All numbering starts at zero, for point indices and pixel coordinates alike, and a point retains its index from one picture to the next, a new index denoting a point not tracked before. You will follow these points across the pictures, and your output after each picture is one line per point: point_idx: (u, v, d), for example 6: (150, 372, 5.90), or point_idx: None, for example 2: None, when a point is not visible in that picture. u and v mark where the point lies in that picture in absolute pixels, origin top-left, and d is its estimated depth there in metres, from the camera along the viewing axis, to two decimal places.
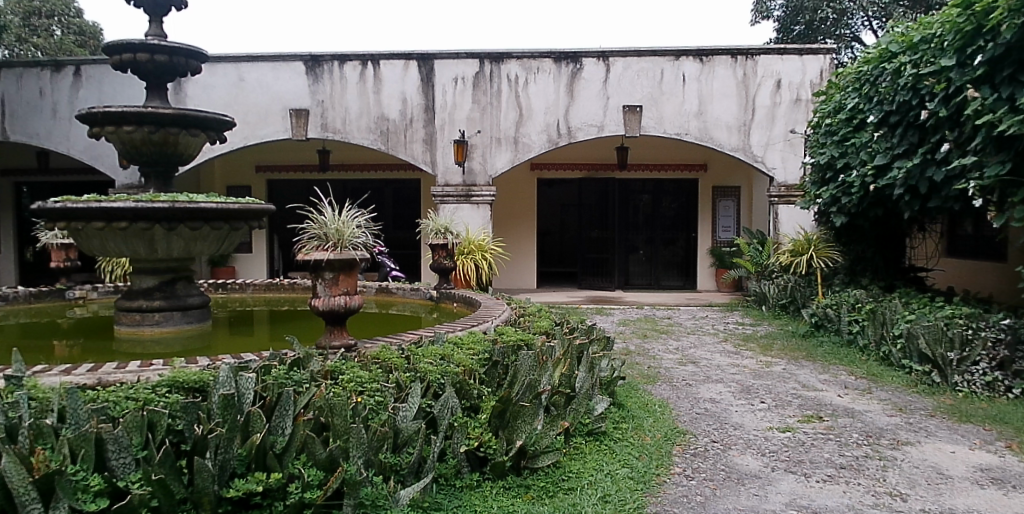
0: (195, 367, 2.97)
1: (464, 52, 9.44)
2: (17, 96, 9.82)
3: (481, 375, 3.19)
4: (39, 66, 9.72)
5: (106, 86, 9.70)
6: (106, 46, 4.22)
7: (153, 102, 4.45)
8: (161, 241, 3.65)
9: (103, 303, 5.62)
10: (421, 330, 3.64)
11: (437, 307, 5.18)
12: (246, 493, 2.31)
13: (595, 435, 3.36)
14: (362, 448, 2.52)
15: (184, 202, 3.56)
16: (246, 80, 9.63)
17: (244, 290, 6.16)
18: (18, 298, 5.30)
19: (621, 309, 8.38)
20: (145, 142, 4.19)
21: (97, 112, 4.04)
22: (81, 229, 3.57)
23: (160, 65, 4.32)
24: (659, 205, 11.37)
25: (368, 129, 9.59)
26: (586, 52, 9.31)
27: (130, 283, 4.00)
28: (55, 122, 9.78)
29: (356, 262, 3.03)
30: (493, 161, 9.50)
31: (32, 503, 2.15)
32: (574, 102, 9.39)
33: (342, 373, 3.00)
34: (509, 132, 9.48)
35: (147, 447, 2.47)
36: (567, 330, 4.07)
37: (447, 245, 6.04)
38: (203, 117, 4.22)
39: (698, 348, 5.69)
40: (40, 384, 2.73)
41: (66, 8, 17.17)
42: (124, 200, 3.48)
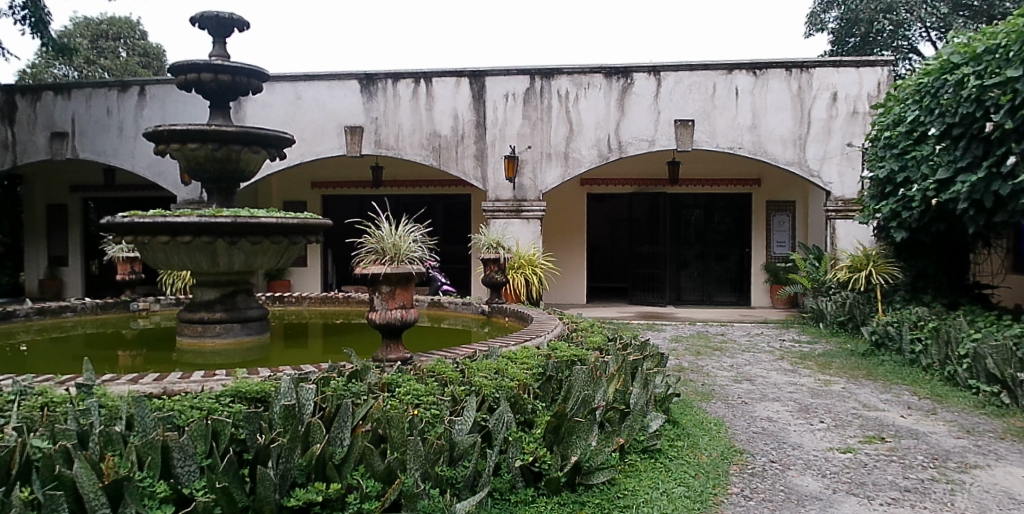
0: (257, 378, 3.02)
1: (515, 69, 9.55)
2: (86, 115, 10.23)
3: (536, 390, 3.18)
4: (107, 86, 10.14)
5: (169, 105, 10.07)
6: (172, 67, 4.36)
7: (217, 121, 4.59)
8: (222, 254, 3.73)
9: (165, 315, 5.76)
10: (473, 345, 3.62)
11: (488, 321, 5.19)
12: (306, 503, 2.34)
13: (650, 453, 3.29)
14: (419, 461, 2.53)
15: (245, 217, 3.64)
16: (303, 99, 9.89)
17: (300, 303, 6.28)
18: (86, 309, 5.49)
19: (673, 325, 8.28)
20: (208, 159, 4.31)
21: (163, 131, 4.17)
22: (147, 243, 3.67)
23: (223, 84, 4.45)
24: (711, 220, 11.26)
25: (420, 145, 9.74)
26: (637, 66, 9.33)
27: (193, 295, 4.10)
28: (121, 140, 10.17)
29: (413, 276, 3.02)
30: (544, 176, 9.53)
31: (102, 508, 2.23)
32: (625, 117, 9.40)
33: (398, 385, 3.03)
34: (559, 147, 9.53)
35: (211, 455, 2.55)
36: (620, 346, 4.01)
37: (498, 259, 6.04)
38: (264, 134, 4.31)
39: (754, 366, 5.58)
40: (109, 392, 2.84)
41: (132, 31, 18.74)
42: (187, 215, 3.58)
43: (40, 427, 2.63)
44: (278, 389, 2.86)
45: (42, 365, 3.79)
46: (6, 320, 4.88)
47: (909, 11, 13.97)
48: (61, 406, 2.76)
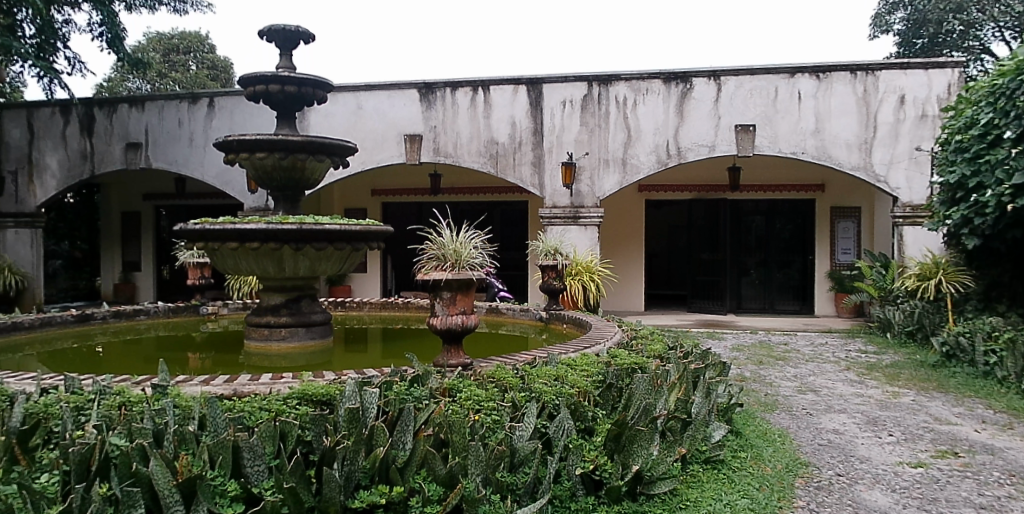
0: (322, 381, 3.07)
1: (573, 75, 9.57)
2: (160, 126, 10.63)
3: (596, 397, 3.16)
4: (178, 98, 10.55)
5: (237, 116, 10.40)
6: (242, 79, 4.50)
7: (283, 131, 4.72)
8: (287, 261, 3.83)
9: (233, 318, 5.92)
10: (533, 351, 3.62)
11: (546, 328, 5.20)
12: (370, 505, 2.41)
13: (713, 463, 3.22)
14: (480, 466, 2.56)
15: (310, 224, 3.72)
16: (364, 108, 10.11)
17: (360, 309, 6.38)
18: (159, 312, 5.70)
19: (733, 334, 8.14)
20: (275, 168, 4.44)
21: (233, 141, 4.31)
22: (217, 249, 3.79)
23: (290, 95, 4.57)
24: (773, 227, 11.08)
25: (478, 153, 9.84)
26: (697, 71, 9.23)
27: (259, 300, 4.21)
28: (192, 150, 10.55)
29: (474, 282, 3.04)
30: (601, 183, 9.53)
31: (176, 506, 2.33)
32: (684, 122, 9.31)
33: (459, 390, 3.05)
34: (617, 153, 9.51)
35: (279, 455, 2.63)
36: (681, 354, 3.95)
37: (557, 265, 6.02)
38: (328, 143, 4.40)
39: (818, 376, 5.45)
40: (183, 393, 2.94)
41: (201, 44, 19.69)
42: (255, 222, 3.68)
43: (118, 425, 2.75)
44: (343, 392, 2.92)
45: (114, 365, 3.95)
46: (85, 322, 5.11)
47: (981, 10, 13.57)
48: (138, 405, 2.88)
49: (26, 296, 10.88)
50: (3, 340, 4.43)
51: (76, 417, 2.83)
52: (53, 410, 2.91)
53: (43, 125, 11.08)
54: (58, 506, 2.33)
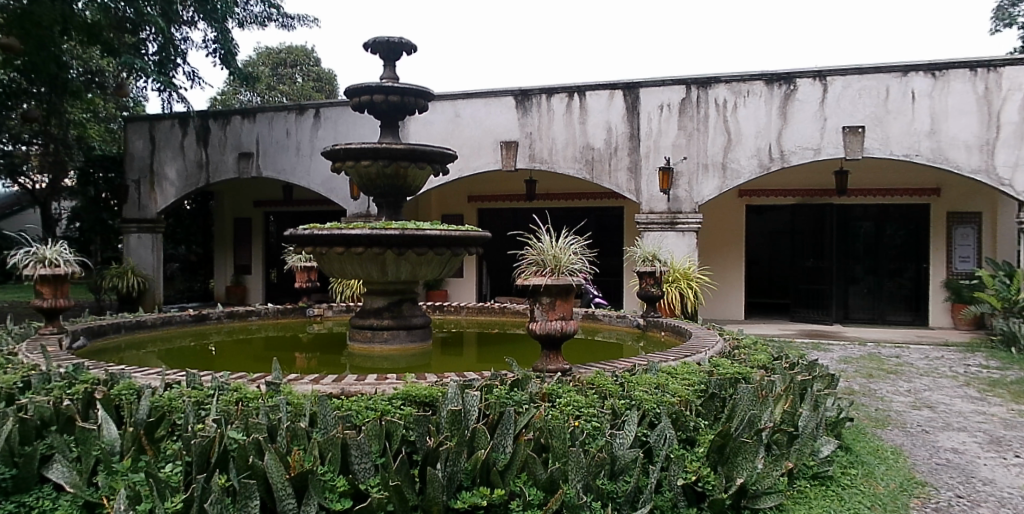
0: (425, 382, 3.16)
1: (670, 79, 9.48)
2: (270, 136, 11.17)
3: (698, 407, 3.11)
4: (287, 110, 11.07)
5: (341, 126, 10.81)
6: (349, 90, 4.68)
7: (386, 139, 4.87)
8: (390, 265, 3.93)
9: (336, 321, 6.13)
10: (633, 358, 3.59)
11: (644, 335, 5.17)
12: (472, 506, 2.45)
13: (821, 480, 3.10)
14: (581, 472, 2.54)
15: (412, 230, 3.82)
16: (462, 116, 10.32)
17: (458, 312, 6.54)
18: (270, 314, 5.97)
19: (840, 346, 7.80)
20: (379, 175, 4.59)
21: (340, 150, 4.48)
22: (324, 253, 3.95)
23: (394, 104, 4.72)
24: (883, 233, 10.60)
25: (573, 159, 9.87)
26: (801, 72, 8.96)
27: (363, 302, 4.35)
28: (298, 159, 11.04)
29: (573, 287, 3.03)
30: (700, 188, 9.39)
31: (288, 499, 2.46)
32: (787, 125, 9.05)
33: (558, 396, 3.06)
34: (717, 157, 9.34)
35: (384, 454, 2.72)
36: (787, 365, 3.83)
37: (654, 272, 5.92)
38: (429, 150, 4.50)
39: (934, 391, 5.16)
40: (295, 391, 3.08)
41: (307, 58, 20.90)
42: (359, 228, 3.81)
43: (236, 419, 2.90)
44: (445, 394, 2.99)
45: (224, 364, 4.19)
46: (201, 322, 5.43)
47: None
48: (254, 400, 3.03)
49: (146, 297, 11.68)
50: (128, 338, 4.80)
51: (197, 410, 2.99)
52: (176, 403, 3.08)
53: (163, 137, 11.84)
54: (180, 498, 2.46)
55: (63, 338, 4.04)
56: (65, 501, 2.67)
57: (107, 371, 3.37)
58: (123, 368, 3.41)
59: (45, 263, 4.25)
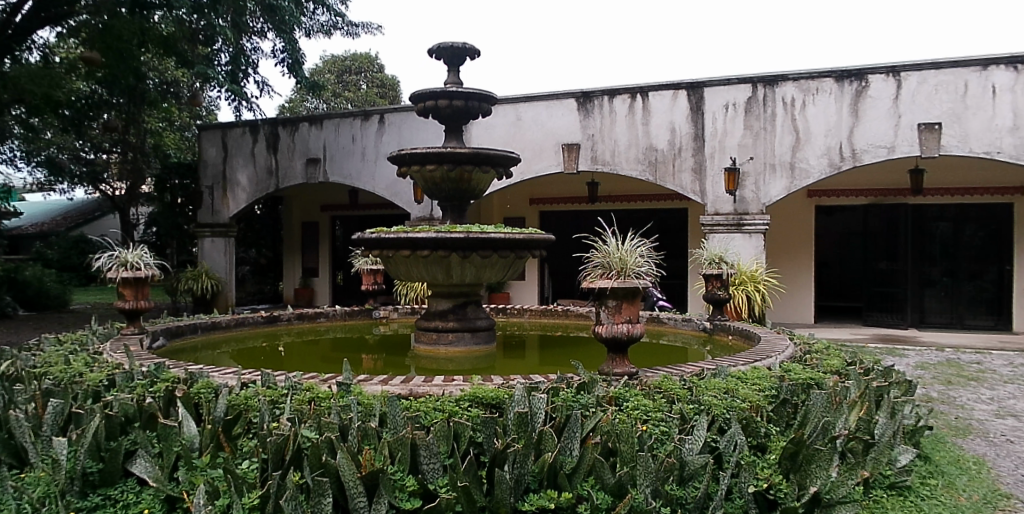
0: (491, 384, 3.20)
1: (736, 78, 9.35)
2: (337, 142, 11.43)
3: (769, 413, 3.08)
4: (352, 116, 11.29)
5: (405, 130, 10.98)
6: (414, 96, 4.76)
7: (450, 143, 4.93)
8: (455, 267, 3.97)
9: (402, 323, 6.17)
10: (701, 362, 3.55)
11: (711, 339, 5.11)
12: (540, 509, 2.46)
13: (899, 490, 3.00)
14: (649, 477, 2.52)
15: (476, 233, 3.85)
16: (523, 119, 10.39)
17: (521, 315, 6.57)
18: (337, 315, 6.11)
19: (916, 351, 7.54)
20: (443, 179, 4.65)
21: (405, 155, 4.56)
22: (391, 256, 4.03)
23: (457, 109, 4.77)
24: (961, 234, 10.21)
25: (637, 160, 9.84)
26: (873, 68, 8.69)
27: (429, 305, 4.44)
28: (364, 164, 11.27)
29: (640, 291, 3.02)
30: (767, 188, 9.21)
31: (359, 497, 2.49)
32: (859, 123, 8.79)
33: (625, 399, 3.06)
34: (784, 157, 9.15)
35: (452, 455, 2.76)
36: (861, 371, 3.75)
37: (721, 274, 5.83)
38: (492, 154, 4.53)
39: (1022, 400, 4.92)
40: (365, 391, 3.16)
41: (370, 64, 21.38)
42: (425, 231, 3.87)
43: (309, 418, 2.98)
44: (512, 396, 3.02)
45: (293, 365, 4.31)
46: (272, 323, 5.62)
47: None
48: (325, 400, 3.12)
49: (219, 298, 12.09)
50: (204, 338, 4.99)
51: (272, 409, 3.09)
52: (252, 402, 3.19)
53: (235, 143, 12.26)
54: (257, 494, 2.55)
55: (143, 338, 4.25)
56: (147, 495, 2.79)
57: (186, 370, 3.51)
58: (201, 368, 3.55)
59: (126, 266, 4.45)
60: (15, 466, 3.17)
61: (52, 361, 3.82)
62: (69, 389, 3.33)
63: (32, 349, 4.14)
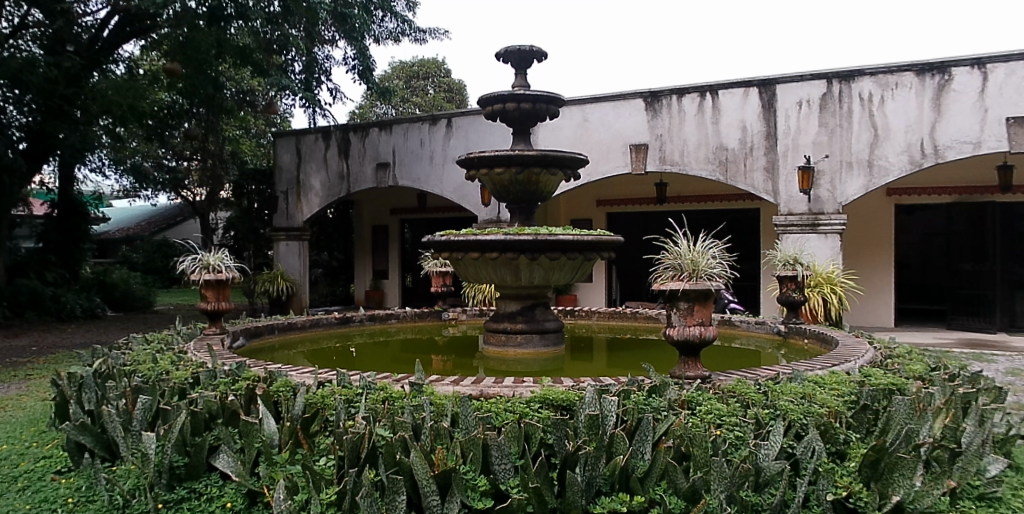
0: (562, 386, 3.21)
1: (810, 74, 9.14)
2: (406, 147, 11.67)
3: (849, 419, 3.00)
4: (421, 121, 11.53)
5: (472, 134, 11.09)
6: (482, 99, 4.83)
7: (518, 146, 4.96)
8: (524, 269, 4.00)
9: (471, 324, 6.26)
10: (776, 366, 3.50)
11: (785, 343, 5.01)
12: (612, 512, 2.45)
13: (989, 501, 2.87)
14: (724, 482, 2.46)
15: (545, 235, 3.87)
16: (591, 120, 10.42)
17: (589, 317, 6.57)
18: (409, 317, 6.25)
19: (1006, 356, 7.16)
20: (511, 182, 4.69)
21: (474, 158, 4.62)
22: (460, 259, 4.09)
23: (525, 112, 4.80)
24: None
25: (706, 160, 9.72)
26: (957, 60, 8.30)
27: (497, 307, 4.50)
28: (433, 168, 11.45)
29: (712, 293, 2.98)
30: (844, 187, 8.92)
31: (432, 496, 2.53)
32: (942, 117, 8.40)
33: (698, 404, 3.02)
34: (861, 154, 8.85)
35: (523, 456, 2.77)
36: (946, 376, 3.62)
37: (796, 276, 5.71)
38: (560, 155, 4.54)
39: None
40: (437, 391, 3.24)
41: (438, 69, 21.73)
42: (494, 233, 3.91)
43: (383, 418, 3.05)
44: (583, 398, 3.03)
45: (364, 365, 4.43)
46: (345, 324, 5.80)
47: None
48: (398, 400, 3.19)
49: (295, 300, 12.48)
50: (281, 338, 5.18)
51: (348, 408, 3.17)
52: (328, 400, 3.27)
53: (309, 149, 12.66)
54: (334, 490, 2.61)
55: (224, 338, 4.44)
56: (230, 490, 2.93)
57: (266, 369, 3.65)
58: (280, 368, 3.68)
59: (208, 269, 4.66)
60: (108, 458, 3.37)
61: (141, 360, 4.05)
62: (157, 386, 3.50)
63: (122, 348, 4.37)
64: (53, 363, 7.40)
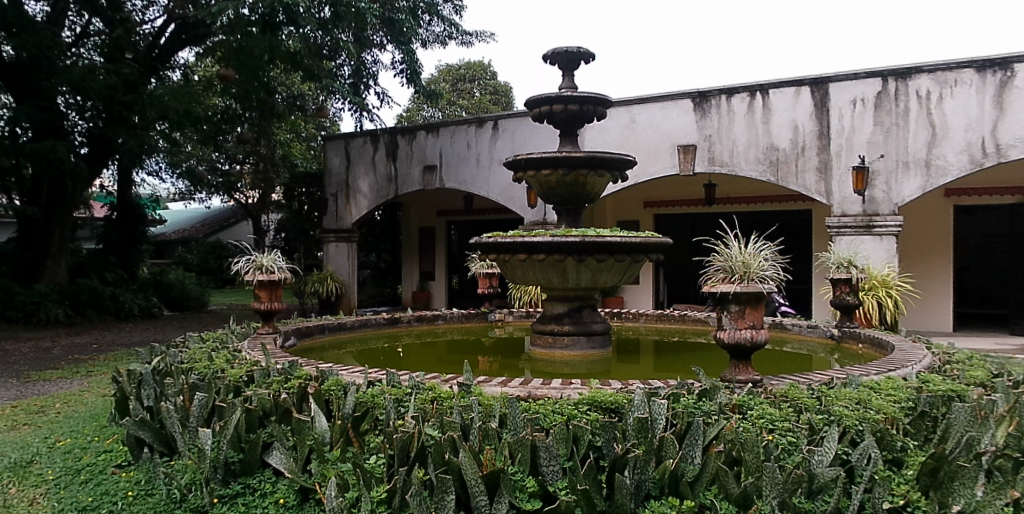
0: (609, 389, 3.21)
1: (864, 72, 8.92)
2: (453, 149, 11.75)
3: (906, 426, 2.92)
4: (467, 123, 11.61)
5: (519, 136, 11.10)
6: (529, 102, 4.86)
7: (566, 147, 4.96)
8: (570, 271, 4.01)
9: (517, 325, 6.28)
10: (830, 371, 3.44)
11: (839, 348, 4.92)
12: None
13: None
14: (776, 489, 2.42)
15: (592, 236, 3.87)
16: (637, 121, 10.37)
17: (636, 320, 6.55)
18: (456, 318, 6.31)
19: None
20: (558, 184, 4.70)
21: (522, 160, 4.65)
22: (507, 261, 4.12)
23: (572, 113, 4.81)
24: None
25: (756, 160, 9.57)
26: (1021, 55, 7.95)
27: (544, 309, 4.52)
28: (479, 170, 11.50)
29: (764, 296, 2.94)
30: (900, 187, 8.69)
31: (481, 496, 2.55)
32: (1005, 115, 8.07)
33: (750, 408, 2.98)
34: (918, 154, 8.61)
35: (572, 458, 2.77)
36: (1011, 384, 3.50)
37: (851, 279, 5.60)
38: (608, 157, 4.53)
39: None
40: (484, 392, 3.28)
41: (484, 72, 21.86)
42: (541, 235, 3.93)
43: (432, 418, 3.08)
44: (632, 401, 3.02)
45: (411, 365, 4.50)
46: (393, 324, 5.89)
47: None
48: (447, 400, 3.23)
49: (343, 300, 12.71)
50: (331, 338, 5.30)
51: (397, 407, 3.21)
52: (378, 400, 3.33)
53: (358, 153, 12.88)
54: (385, 488, 2.65)
55: (277, 337, 4.56)
56: (283, 486, 2.99)
57: (318, 368, 3.73)
58: (331, 367, 3.76)
59: (262, 269, 4.76)
60: (166, 453, 3.47)
61: (197, 357, 4.18)
62: (212, 384, 3.61)
63: (179, 346, 4.52)
64: (116, 360, 7.69)
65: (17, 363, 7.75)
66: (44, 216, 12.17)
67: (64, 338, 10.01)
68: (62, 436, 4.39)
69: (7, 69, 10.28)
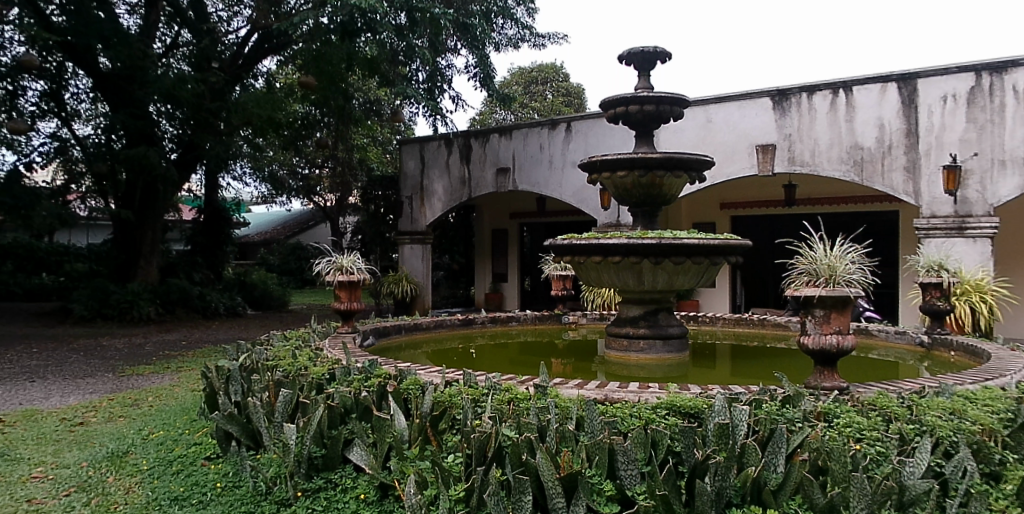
0: (688, 394, 3.19)
1: (956, 66, 8.51)
2: (526, 151, 11.81)
3: (1004, 438, 2.80)
4: (540, 126, 11.64)
5: (592, 138, 11.07)
6: (605, 103, 4.85)
7: (641, 148, 4.94)
8: (646, 274, 3.99)
9: (590, 328, 6.34)
10: (920, 379, 3.34)
11: (928, 355, 4.77)
12: None
13: None
14: (865, 499, 2.31)
15: (669, 238, 3.85)
16: (714, 121, 10.16)
17: (713, 324, 6.48)
18: (529, 320, 6.37)
19: None
20: (634, 185, 4.67)
21: (596, 161, 4.65)
22: (582, 263, 4.14)
23: (649, 114, 4.77)
24: None
25: (839, 160, 9.27)
26: None
27: (620, 311, 4.52)
28: (551, 172, 11.51)
29: (852, 300, 2.86)
30: (997, 187, 8.22)
31: (558, 498, 2.54)
32: None
33: (836, 416, 2.91)
34: (1016, 152, 8.12)
35: (650, 462, 2.75)
36: None
37: (942, 284, 5.36)
38: (686, 158, 4.48)
39: None
40: (561, 395, 3.30)
41: (556, 74, 21.88)
42: (616, 238, 3.93)
43: (508, 418, 3.12)
44: (712, 406, 2.99)
45: (486, 366, 4.58)
46: (468, 325, 5.98)
47: None
48: (524, 401, 3.29)
49: (417, 300, 12.91)
50: (407, 338, 5.46)
51: (474, 408, 3.26)
52: (455, 400, 3.41)
53: (432, 156, 13.10)
54: (463, 487, 2.70)
55: (356, 337, 4.71)
56: (364, 481, 3.08)
57: (396, 368, 3.84)
58: (410, 367, 3.87)
59: (342, 270, 4.92)
60: (252, 447, 3.62)
61: (281, 355, 4.37)
62: (296, 381, 3.75)
63: (265, 344, 4.72)
64: (206, 356, 8.07)
65: (114, 357, 8.25)
66: (137, 219, 12.81)
67: (154, 335, 10.56)
68: (155, 428, 4.66)
69: (106, 79, 11.03)
